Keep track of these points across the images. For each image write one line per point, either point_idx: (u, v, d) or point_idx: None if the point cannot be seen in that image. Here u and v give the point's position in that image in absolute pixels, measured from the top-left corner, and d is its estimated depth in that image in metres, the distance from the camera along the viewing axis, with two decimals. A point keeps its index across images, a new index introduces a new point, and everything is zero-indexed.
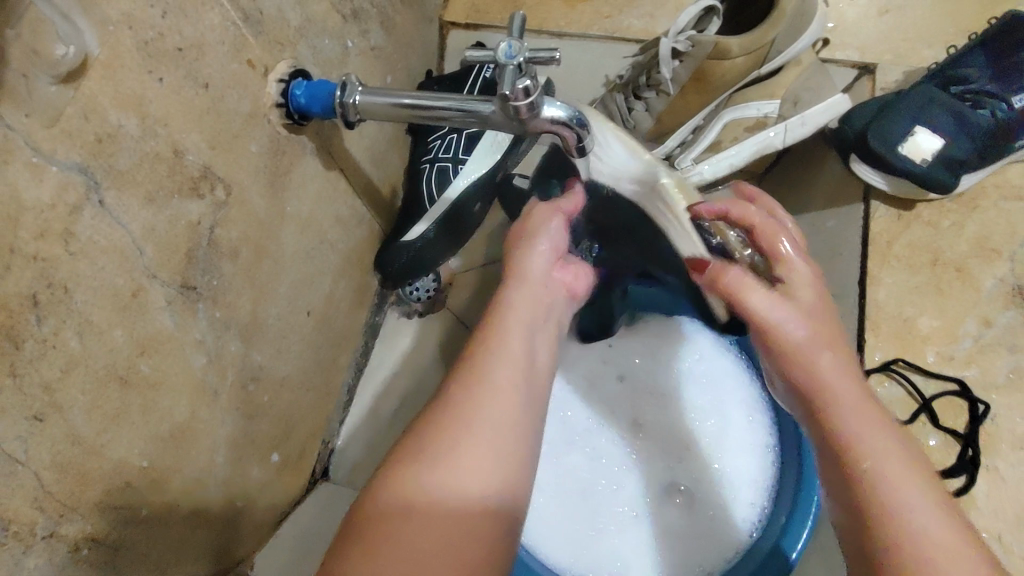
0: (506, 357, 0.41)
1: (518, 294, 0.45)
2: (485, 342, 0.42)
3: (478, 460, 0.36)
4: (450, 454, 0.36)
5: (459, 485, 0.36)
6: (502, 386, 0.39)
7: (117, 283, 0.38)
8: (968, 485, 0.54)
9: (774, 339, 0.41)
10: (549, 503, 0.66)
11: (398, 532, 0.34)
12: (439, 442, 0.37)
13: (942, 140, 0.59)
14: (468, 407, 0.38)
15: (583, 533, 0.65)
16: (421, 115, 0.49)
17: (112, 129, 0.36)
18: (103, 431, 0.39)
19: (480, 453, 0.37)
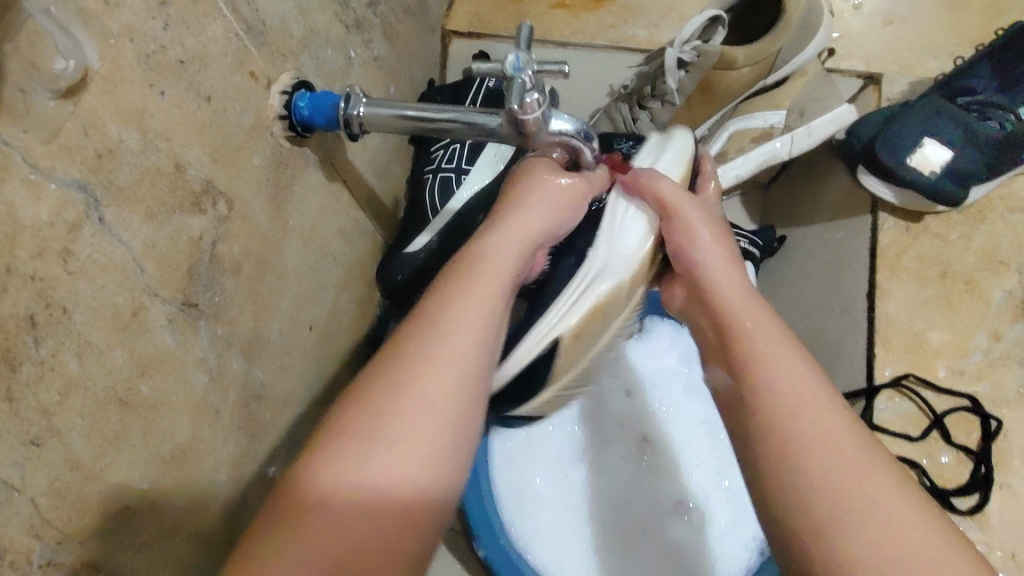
0: (454, 342, 0.39)
1: (479, 273, 0.43)
2: (429, 319, 0.40)
3: (412, 450, 0.36)
4: (383, 438, 0.36)
5: (388, 474, 0.35)
6: (443, 371, 0.38)
7: (116, 302, 0.37)
8: (982, 503, 0.53)
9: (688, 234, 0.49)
10: (546, 520, 0.65)
11: (329, 520, 0.34)
12: (377, 426, 0.36)
13: (951, 151, 0.58)
14: (409, 394, 0.37)
15: (577, 548, 0.64)
16: (426, 128, 0.48)
17: (113, 144, 0.35)
18: (101, 455, 0.38)
19: (415, 436, 0.36)
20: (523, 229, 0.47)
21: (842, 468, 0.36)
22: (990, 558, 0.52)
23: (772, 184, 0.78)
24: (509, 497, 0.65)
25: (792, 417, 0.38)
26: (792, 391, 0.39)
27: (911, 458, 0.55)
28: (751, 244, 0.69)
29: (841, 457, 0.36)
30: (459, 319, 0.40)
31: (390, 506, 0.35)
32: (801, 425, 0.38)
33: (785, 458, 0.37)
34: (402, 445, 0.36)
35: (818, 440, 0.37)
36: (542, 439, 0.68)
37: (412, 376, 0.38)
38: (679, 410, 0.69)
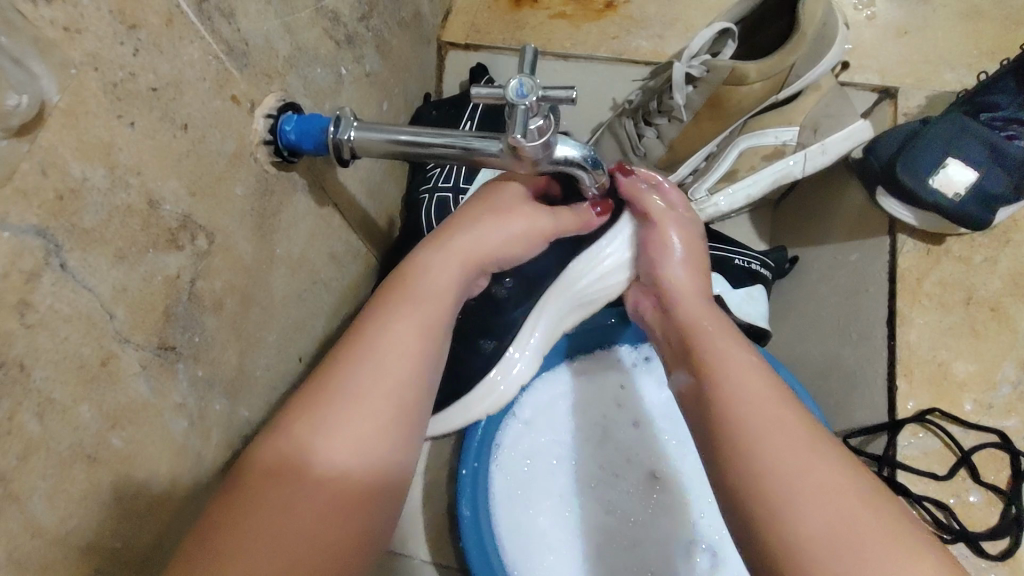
0: (391, 362, 0.40)
1: (418, 296, 0.43)
2: (368, 339, 0.41)
3: (345, 460, 0.37)
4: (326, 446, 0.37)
5: (320, 478, 0.36)
6: (374, 390, 0.39)
7: (83, 353, 0.34)
8: (1013, 548, 0.50)
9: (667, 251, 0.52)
10: (546, 558, 0.61)
11: (266, 524, 0.34)
12: (315, 437, 0.37)
13: (975, 172, 0.55)
14: (347, 407, 0.38)
15: None
16: (423, 154, 0.45)
17: (76, 183, 0.32)
18: (68, 518, 0.34)
19: (348, 448, 0.37)
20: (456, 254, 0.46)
21: (791, 451, 0.36)
22: None
23: (782, 200, 0.75)
24: (511, 537, 0.61)
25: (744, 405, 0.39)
26: (743, 383, 0.40)
27: (938, 498, 0.52)
28: (762, 265, 0.66)
29: (792, 438, 0.37)
30: (395, 340, 0.41)
31: (324, 508, 0.36)
32: (750, 409, 0.38)
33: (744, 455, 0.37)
34: (335, 453, 0.37)
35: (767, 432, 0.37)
36: (544, 473, 0.65)
37: (348, 394, 0.38)
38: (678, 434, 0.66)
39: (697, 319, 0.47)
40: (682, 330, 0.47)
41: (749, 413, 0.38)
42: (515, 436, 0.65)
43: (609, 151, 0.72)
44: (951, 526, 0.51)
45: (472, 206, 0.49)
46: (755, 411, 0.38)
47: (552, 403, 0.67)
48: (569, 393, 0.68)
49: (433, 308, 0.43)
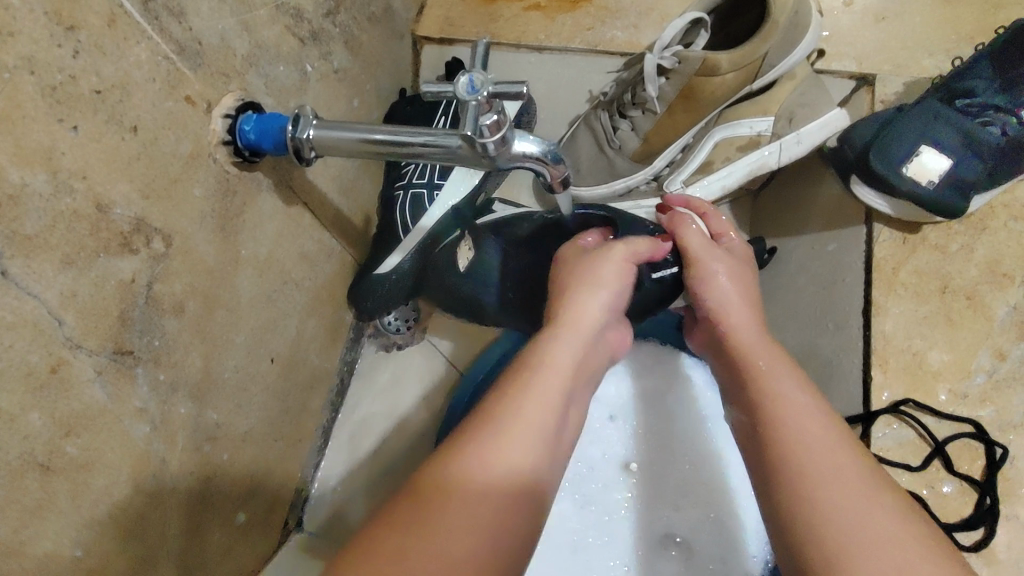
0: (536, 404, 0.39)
1: (542, 363, 0.42)
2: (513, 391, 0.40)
3: (505, 478, 0.35)
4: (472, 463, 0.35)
5: (480, 495, 0.34)
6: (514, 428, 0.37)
7: (31, 360, 0.34)
8: (988, 538, 0.50)
9: (704, 272, 0.53)
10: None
11: (432, 530, 0.32)
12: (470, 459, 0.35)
13: (951, 159, 0.54)
14: (502, 436, 0.37)
15: None
16: (390, 152, 0.44)
17: (16, 189, 0.31)
18: (22, 527, 0.34)
19: (504, 468, 0.36)
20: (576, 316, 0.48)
21: (856, 496, 0.35)
22: None
23: (762, 189, 0.75)
24: None
25: (808, 450, 0.38)
26: (806, 426, 0.39)
27: (911, 488, 0.52)
28: None
29: (848, 476, 0.36)
30: (535, 396, 0.39)
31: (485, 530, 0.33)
32: (813, 455, 0.38)
33: (796, 490, 0.37)
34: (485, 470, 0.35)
35: (823, 460, 0.37)
36: None
37: (497, 439, 0.37)
38: (678, 434, 0.66)
39: (752, 353, 0.46)
40: (738, 367, 0.46)
41: (810, 459, 0.37)
42: None
43: (583, 143, 0.71)
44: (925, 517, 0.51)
45: (572, 276, 0.52)
46: (818, 458, 0.37)
47: None
48: None
49: (557, 371, 0.42)
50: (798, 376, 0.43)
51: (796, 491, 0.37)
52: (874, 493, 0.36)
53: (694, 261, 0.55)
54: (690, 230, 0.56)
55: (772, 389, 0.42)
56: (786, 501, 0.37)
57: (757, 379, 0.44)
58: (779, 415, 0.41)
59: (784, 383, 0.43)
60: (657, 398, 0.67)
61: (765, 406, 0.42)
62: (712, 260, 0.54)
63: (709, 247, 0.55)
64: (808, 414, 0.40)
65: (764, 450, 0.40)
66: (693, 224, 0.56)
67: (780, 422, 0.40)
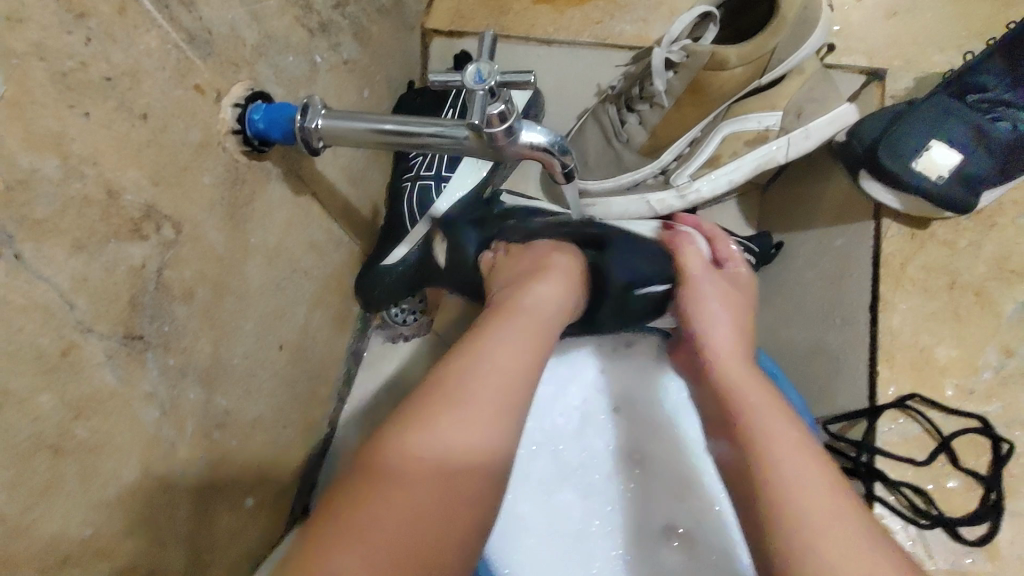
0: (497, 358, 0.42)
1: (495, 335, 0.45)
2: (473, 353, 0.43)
3: (462, 453, 0.37)
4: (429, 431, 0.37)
5: (427, 477, 0.36)
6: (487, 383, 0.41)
7: (41, 343, 0.34)
8: (991, 533, 0.49)
9: (701, 293, 0.53)
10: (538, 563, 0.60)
11: (385, 500, 0.34)
12: (445, 421, 0.38)
13: (960, 155, 0.54)
14: (457, 414, 0.38)
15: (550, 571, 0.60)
16: (398, 142, 0.44)
17: (25, 174, 0.32)
18: (31, 507, 0.34)
19: (452, 440, 0.38)
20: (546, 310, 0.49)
21: (844, 540, 0.35)
22: None
23: (772, 182, 0.75)
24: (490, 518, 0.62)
25: (798, 490, 0.37)
26: (794, 461, 0.39)
27: (915, 483, 0.51)
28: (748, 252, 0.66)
29: (828, 512, 0.36)
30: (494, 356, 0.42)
31: (451, 494, 0.36)
32: (805, 492, 0.37)
33: (793, 526, 0.36)
34: (457, 438, 0.38)
35: (813, 497, 0.37)
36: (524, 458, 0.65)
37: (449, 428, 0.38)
38: (675, 425, 0.65)
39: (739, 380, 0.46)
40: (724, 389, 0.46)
41: (804, 496, 0.37)
42: None
43: (591, 136, 0.71)
44: (928, 512, 0.50)
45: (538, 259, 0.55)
46: (811, 497, 0.37)
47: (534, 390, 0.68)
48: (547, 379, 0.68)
49: (521, 340, 0.44)
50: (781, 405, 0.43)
51: (790, 529, 0.36)
52: (858, 532, 0.35)
53: (693, 282, 0.55)
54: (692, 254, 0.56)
55: (762, 422, 0.42)
56: (780, 534, 0.36)
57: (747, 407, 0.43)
58: (770, 451, 0.40)
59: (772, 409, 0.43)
60: (659, 389, 0.67)
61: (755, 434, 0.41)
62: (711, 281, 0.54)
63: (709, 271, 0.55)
64: (803, 448, 0.40)
65: (755, 490, 0.39)
66: (697, 248, 0.56)
67: (772, 458, 0.39)
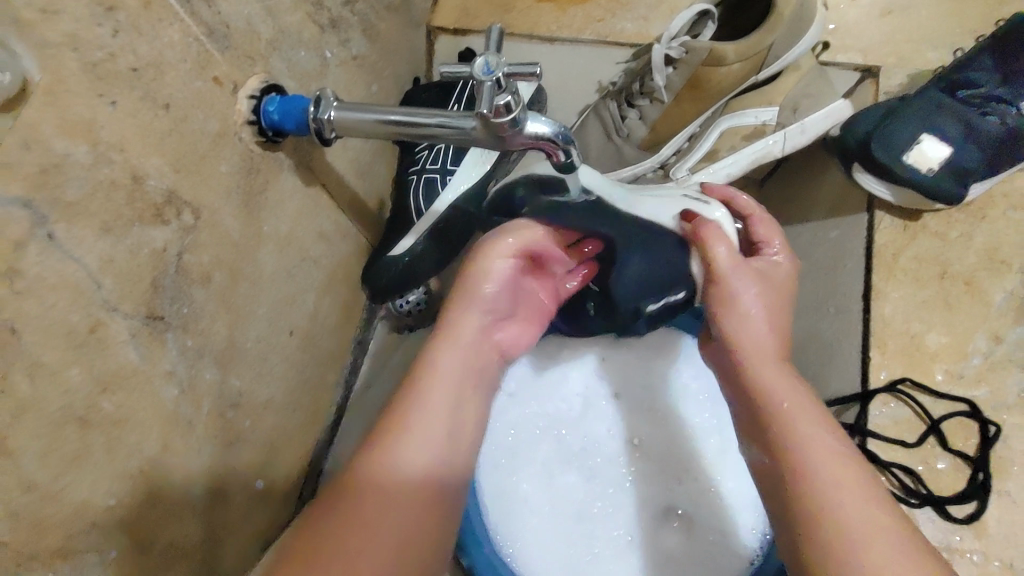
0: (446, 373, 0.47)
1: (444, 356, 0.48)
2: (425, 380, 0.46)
3: (411, 477, 0.42)
4: (386, 460, 0.42)
5: (387, 506, 0.41)
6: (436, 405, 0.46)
7: (70, 320, 0.36)
8: (979, 511, 0.51)
9: (730, 292, 0.47)
10: (542, 550, 0.62)
11: (352, 539, 0.39)
12: (395, 454, 0.43)
13: (949, 149, 0.56)
14: (404, 445, 0.43)
15: (553, 553, 0.62)
16: (407, 133, 0.46)
17: (59, 158, 0.33)
18: (60, 476, 0.36)
19: (402, 470, 0.42)
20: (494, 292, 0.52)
21: (889, 551, 0.34)
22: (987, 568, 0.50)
23: (768, 178, 0.76)
24: (495, 503, 0.63)
25: (838, 501, 0.37)
26: (831, 469, 0.38)
27: (907, 464, 0.53)
28: None
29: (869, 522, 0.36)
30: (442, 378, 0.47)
31: (412, 511, 0.42)
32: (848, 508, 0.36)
33: (839, 541, 0.35)
34: (408, 465, 0.43)
35: (856, 509, 0.36)
36: (527, 441, 0.67)
37: (398, 459, 0.42)
38: (676, 412, 0.67)
39: (772, 390, 0.43)
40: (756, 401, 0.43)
41: (845, 511, 0.36)
42: (501, 407, 0.67)
43: (592, 130, 0.72)
44: (919, 492, 0.52)
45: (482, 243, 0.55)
46: (853, 508, 0.36)
47: (537, 375, 0.69)
48: (549, 367, 0.69)
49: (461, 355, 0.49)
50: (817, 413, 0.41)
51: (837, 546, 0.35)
52: (896, 533, 0.35)
53: (720, 278, 0.48)
54: (716, 247, 0.50)
55: (800, 434, 0.40)
56: (823, 550, 0.35)
57: (783, 419, 0.41)
58: (806, 461, 0.39)
59: (810, 419, 0.41)
60: (659, 375, 0.69)
61: (793, 448, 0.40)
62: (741, 277, 0.48)
63: (737, 266, 0.49)
64: (841, 460, 0.38)
65: (794, 503, 0.38)
66: (723, 242, 0.49)
67: (809, 470, 0.38)
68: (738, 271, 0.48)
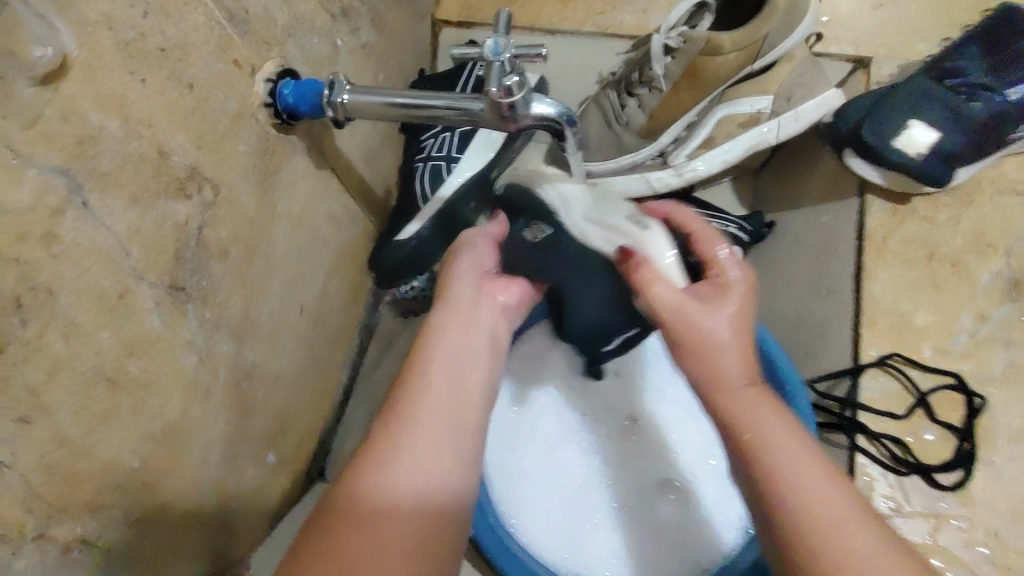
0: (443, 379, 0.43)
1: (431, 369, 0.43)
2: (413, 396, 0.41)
3: (404, 498, 0.37)
4: (381, 477, 0.37)
5: (384, 528, 0.36)
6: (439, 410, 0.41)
7: (102, 285, 0.38)
8: (964, 479, 0.53)
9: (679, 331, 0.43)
10: (545, 526, 0.67)
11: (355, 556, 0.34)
12: (388, 472, 0.37)
13: (938, 133, 0.58)
14: (396, 462, 0.38)
15: (553, 525, 0.68)
16: (414, 115, 0.48)
17: (94, 130, 0.36)
18: (90, 433, 0.38)
19: (397, 491, 0.37)
20: (487, 263, 0.53)
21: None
22: (971, 534, 0.52)
23: (763, 167, 0.78)
24: (497, 478, 0.68)
25: (827, 532, 0.35)
26: (818, 497, 0.36)
27: (896, 435, 0.55)
28: (739, 229, 0.70)
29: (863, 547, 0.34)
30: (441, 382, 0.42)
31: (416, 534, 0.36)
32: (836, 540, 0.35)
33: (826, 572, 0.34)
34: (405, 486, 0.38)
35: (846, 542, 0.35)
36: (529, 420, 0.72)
37: (385, 481, 0.37)
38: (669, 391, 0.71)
39: (741, 420, 0.41)
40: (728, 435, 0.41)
41: (837, 544, 0.35)
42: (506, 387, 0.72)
43: (593, 120, 0.75)
44: (907, 460, 0.54)
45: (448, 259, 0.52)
46: (842, 540, 0.35)
47: (540, 356, 0.73)
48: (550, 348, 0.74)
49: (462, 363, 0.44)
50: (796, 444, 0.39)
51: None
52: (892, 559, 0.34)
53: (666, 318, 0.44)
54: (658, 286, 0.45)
55: (779, 463, 0.38)
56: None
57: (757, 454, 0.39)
58: (787, 492, 0.37)
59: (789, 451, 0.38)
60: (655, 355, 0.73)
61: (772, 482, 0.38)
62: (687, 313, 0.43)
63: (687, 300, 0.44)
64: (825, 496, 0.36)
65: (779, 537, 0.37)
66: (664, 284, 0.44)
67: (790, 500, 0.37)
68: (681, 310, 0.43)
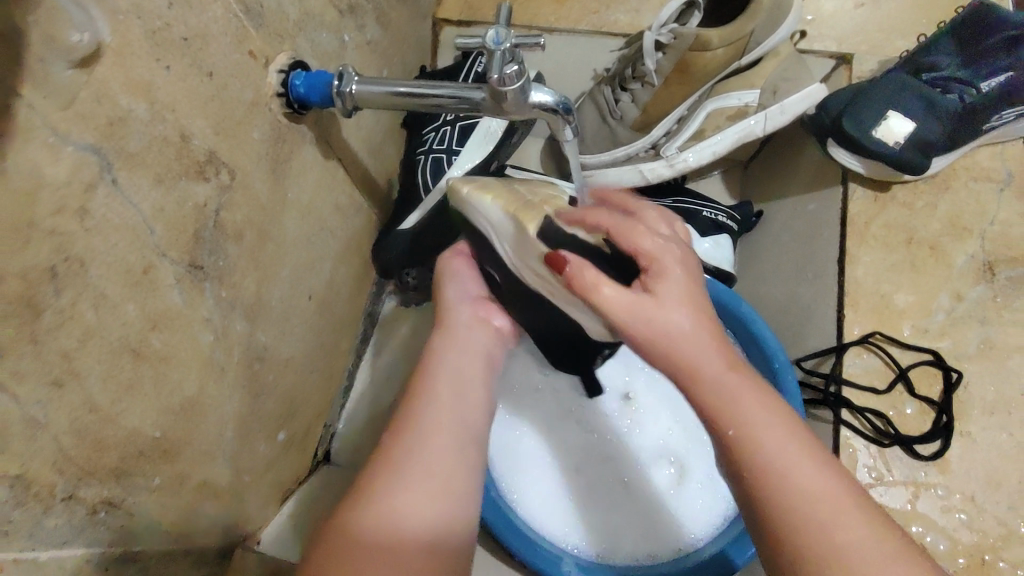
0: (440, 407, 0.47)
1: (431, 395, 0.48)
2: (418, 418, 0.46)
3: (413, 521, 0.41)
4: (385, 496, 0.41)
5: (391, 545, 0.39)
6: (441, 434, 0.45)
7: (129, 260, 0.40)
8: (942, 449, 0.56)
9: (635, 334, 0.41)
10: (547, 510, 0.73)
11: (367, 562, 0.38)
12: (396, 490, 0.42)
13: (913, 123, 0.61)
14: (402, 481, 0.42)
15: (555, 502, 0.73)
16: (413, 103, 0.51)
17: (123, 113, 0.38)
18: (117, 400, 0.40)
19: (405, 511, 0.41)
20: (472, 289, 0.59)
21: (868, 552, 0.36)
22: (950, 501, 0.55)
23: (753, 159, 0.81)
24: (501, 461, 0.74)
25: (814, 500, 0.37)
26: (801, 471, 0.38)
27: (878, 409, 0.58)
28: (728, 217, 0.73)
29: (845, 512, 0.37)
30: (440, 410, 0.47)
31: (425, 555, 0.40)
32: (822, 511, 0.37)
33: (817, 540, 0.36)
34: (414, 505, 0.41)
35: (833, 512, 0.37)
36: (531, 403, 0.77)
37: (391, 503, 0.41)
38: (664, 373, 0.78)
39: (716, 408, 0.40)
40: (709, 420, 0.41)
41: (824, 514, 0.37)
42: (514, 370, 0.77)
43: (588, 115, 0.78)
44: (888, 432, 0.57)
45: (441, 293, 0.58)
46: (829, 509, 0.37)
47: None
48: None
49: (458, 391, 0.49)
50: (778, 423, 0.39)
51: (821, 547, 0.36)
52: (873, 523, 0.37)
53: (619, 322, 0.41)
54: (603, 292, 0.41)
55: (762, 445, 0.39)
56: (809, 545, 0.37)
57: (741, 439, 0.39)
58: (774, 468, 0.38)
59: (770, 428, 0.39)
60: None
61: (760, 460, 0.39)
62: (637, 315, 0.40)
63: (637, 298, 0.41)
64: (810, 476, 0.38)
65: (772, 512, 0.38)
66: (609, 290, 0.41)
67: (778, 477, 0.38)
68: (632, 313, 0.41)
